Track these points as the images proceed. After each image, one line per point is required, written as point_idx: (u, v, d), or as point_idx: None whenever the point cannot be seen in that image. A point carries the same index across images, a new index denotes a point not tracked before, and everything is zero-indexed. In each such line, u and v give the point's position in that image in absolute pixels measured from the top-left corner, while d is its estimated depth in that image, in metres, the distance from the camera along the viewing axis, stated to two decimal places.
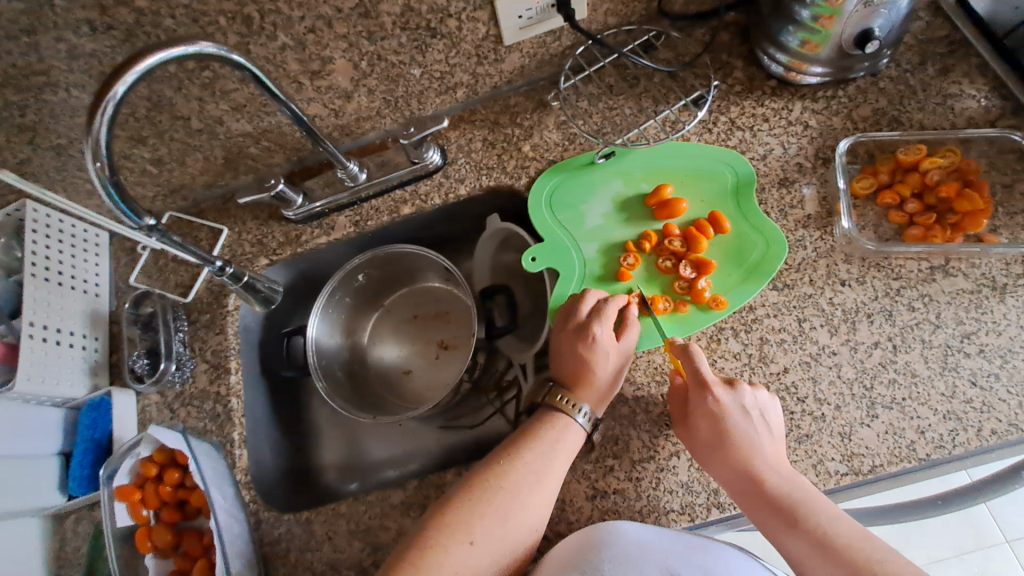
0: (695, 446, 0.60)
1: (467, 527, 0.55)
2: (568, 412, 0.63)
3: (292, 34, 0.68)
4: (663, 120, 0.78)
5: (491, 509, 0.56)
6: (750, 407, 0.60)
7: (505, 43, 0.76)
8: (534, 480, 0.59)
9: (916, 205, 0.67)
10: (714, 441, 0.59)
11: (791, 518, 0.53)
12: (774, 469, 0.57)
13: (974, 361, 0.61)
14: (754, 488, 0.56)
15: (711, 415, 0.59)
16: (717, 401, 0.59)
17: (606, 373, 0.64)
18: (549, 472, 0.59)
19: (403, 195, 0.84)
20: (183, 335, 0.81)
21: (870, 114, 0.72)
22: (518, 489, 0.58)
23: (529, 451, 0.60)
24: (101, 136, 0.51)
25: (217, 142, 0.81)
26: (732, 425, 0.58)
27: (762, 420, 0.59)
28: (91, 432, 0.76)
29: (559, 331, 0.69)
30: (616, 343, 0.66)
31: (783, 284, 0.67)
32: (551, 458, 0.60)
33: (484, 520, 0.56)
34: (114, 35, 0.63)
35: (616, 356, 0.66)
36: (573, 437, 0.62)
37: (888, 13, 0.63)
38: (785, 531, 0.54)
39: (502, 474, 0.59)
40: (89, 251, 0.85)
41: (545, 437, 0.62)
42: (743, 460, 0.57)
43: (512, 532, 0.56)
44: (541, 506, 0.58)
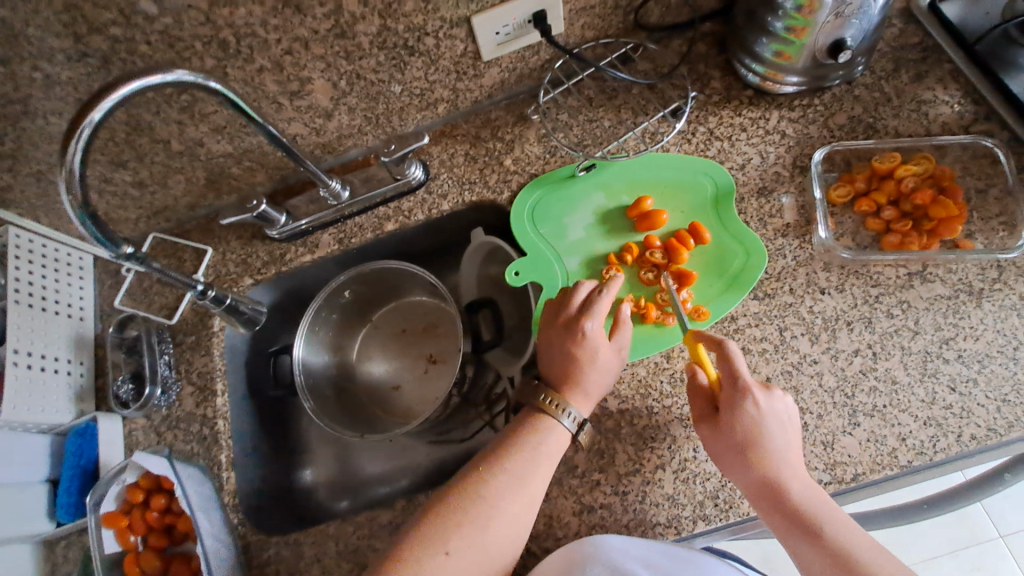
0: (721, 449, 0.59)
1: (445, 537, 0.54)
2: (553, 414, 0.62)
3: (268, 56, 0.68)
4: (642, 131, 0.78)
5: (470, 519, 0.55)
6: (782, 415, 0.59)
7: (483, 58, 0.76)
8: (516, 488, 0.58)
9: (893, 212, 0.68)
10: (746, 448, 0.57)
11: (814, 530, 0.53)
12: (799, 479, 0.57)
13: (953, 367, 0.62)
14: (778, 497, 0.56)
15: (746, 422, 0.58)
16: (754, 407, 0.58)
17: (594, 371, 0.64)
18: (531, 478, 0.59)
19: (387, 212, 0.84)
20: (169, 358, 0.81)
21: (846, 122, 0.73)
22: (498, 498, 0.57)
23: (511, 458, 0.60)
24: (75, 166, 0.51)
25: (199, 163, 0.81)
26: (767, 433, 0.57)
27: (790, 427, 0.59)
28: (77, 458, 0.75)
29: (550, 328, 0.68)
30: (608, 342, 0.65)
31: (764, 294, 0.68)
32: (534, 464, 0.59)
33: (463, 530, 0.55)
34: (90, 62, 0.63)
35: (607, 356, 0.65)
36: (557, 440, 0.62)
37: (860, 23, 0.64)
38: (805, 541, 0.54)
39: (483, 481, 0.58)
40: (73, 273, 0.85)
41: (527, 442, 0.61)
42: (771, 467, 0.57)
43: (492, 541, 0.55)
44: (521, 515, 0.57)
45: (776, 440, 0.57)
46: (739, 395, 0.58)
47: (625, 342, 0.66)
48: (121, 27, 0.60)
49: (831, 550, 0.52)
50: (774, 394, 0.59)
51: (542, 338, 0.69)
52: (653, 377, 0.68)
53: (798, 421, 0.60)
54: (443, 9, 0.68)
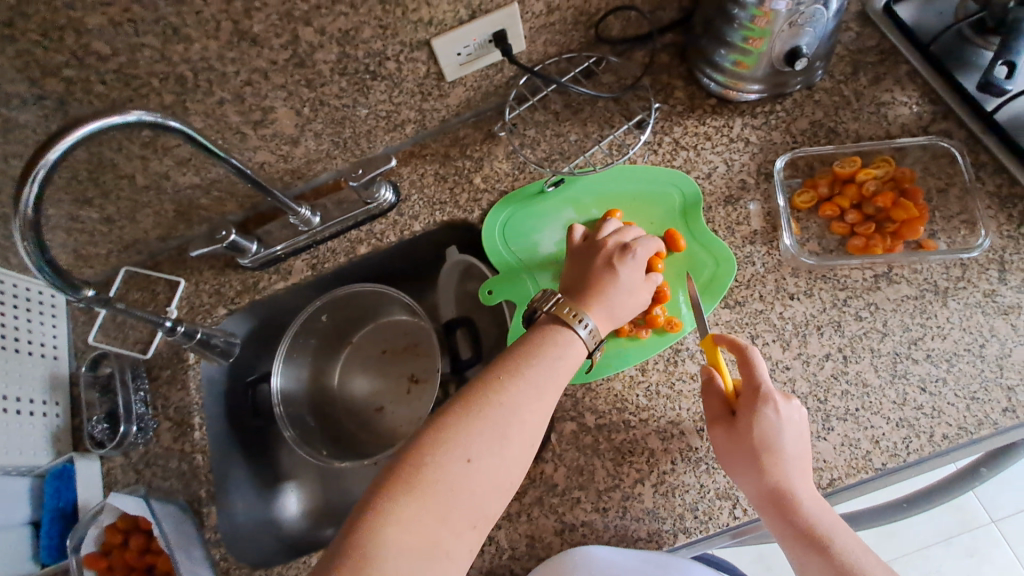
0: (733, 455, 0.59)
1: (464, 444, 0.49)
2: (569, 321, 0.59)
3: (229, 89, 0.68)
4: (608, 144, 0.78)
5: (490, 424, 0.51)
6: (795, 423, 0.58)
7: (447, 79, 0.76)
8: (534, 395, 0.54)
9: (856, 215, 0.68)
10: (760, 454, 0.57)
11: (820, 541, 0.53)
12: (808, 488, 0.56)
13: (922, 367, 0.62)
14: (787, 505, 0.55)
15: (762, 430, 0.57)
16: (771, 415, 0.57)
17: (620, 295, 0.62)
18: (549, 387, 0.55)
19: (359, 235, 0.84)
20: (144, 394, 0.80)
21: (808, 127, 0.73)
22: (517, 405, 0.52)
23: (529, 365, 0.55)
24: (29, 213, 0.50)
25: (167, 196, 0.80)
26: (781, 441, 0.57)
27: (802, 435, 0.58)
28: (56, 500, 0.76)
29: (580, 255, 0.67)
30: (642, 278, 0.64)
31: (735, 302, 0.68)
32: (553, 371, 0.56)
33: (482, 435, 0.50)
34: (46, 105, 0.63)
35: (633, 291, 0.63)
36: (572, 352, 0.58)
37: (814, 31, 0.65)
38: (811, 551, 0.53)
39: (501, 389, 0.53)
40: (45, 313, 0.84)
41: (545, 352, 0.57)
42: (783, 475, 0.56)
43: (512, 450, 0.51)
44: (538, 423, 0.53)
45: (790, 447, 0.57)
46: (756, 403, 0.58)
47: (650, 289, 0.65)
48: (74, 68, 0.60)
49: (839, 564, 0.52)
50: (791, 403, 0.58)
51: (571, 266, 0.68)
52: (629, 391, 0.68)
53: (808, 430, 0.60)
54: (402, 33, 0.68)
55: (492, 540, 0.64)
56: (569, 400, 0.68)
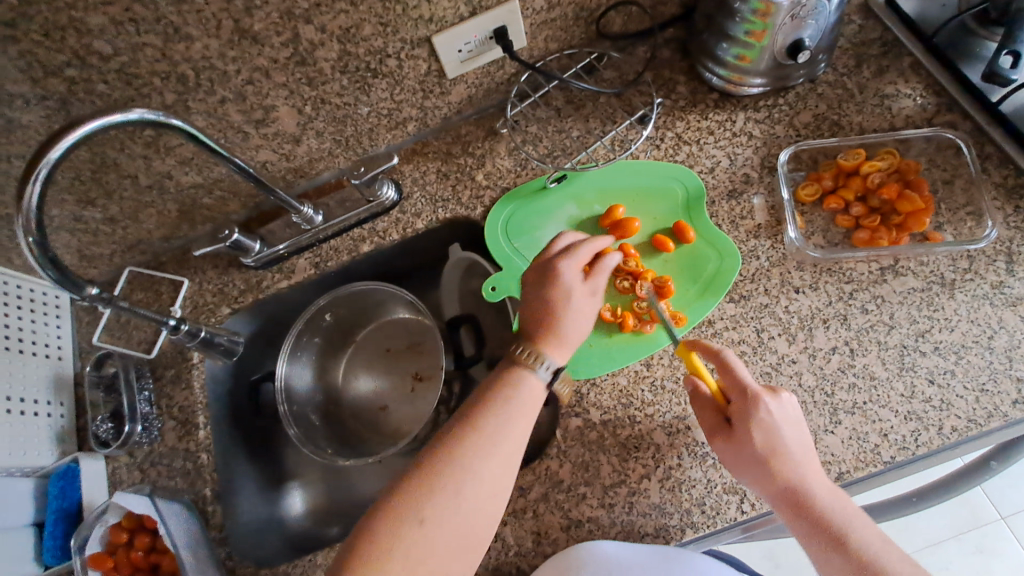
0: (740, 459, 0.58)
1: (418, 506, 0.50)
2: (528, 365, 0.59)
3: (230, 88, 0.68)
4: (610, 140, 0.78)
5: (444, 486, 0.51)
6: (791, 419, 0.58)
7: (448, 76, 0.76)
8: (489, 447, 0.53)
9: (861, 208, 0.68)
10: (765, 455, 0.56)
11: (838, 538, 0.52)
12: (820, 483, 0.56)
13: (930, 359, 0.62)
14: (800, 505, 0.55)
15: (761, 431, 0.57)
16: (767, 416, 0.57)
17: (570, 314, 0.61)
18: (506, 435, 0.54)
19: (362, 233, 0.84)
20: (149, 393, 0.80)
21: (811, 120, 0.73)
22: (471, 458, 0.52)
23: (484, 415, 0.55)
24: (32, 211, 0.50)
25: (169, 196, 0.80)
26: (782, 440, 0.57)
27: (803, 431, 0.58)
28: (60, 501, 0.74)
29: (527, 280, 0.65)
30: (584, 285, 0.63)
31: (740, 296, 0.68)
32: (509, 421, 0.55)
33: (436, 494, 0.50)
34: (48, 105, 0.63)
35: (582, 304, 0.62)
36: (534, 390, 0.58)
37: (816, 23, 0.64)
38: (831, 549, 0.52)
39: (455, 447, 0.53)
40: (49, 313, 0.84)
41: (501, 397, 0.56)
42: (791, 473, 0.56)
43: (471, 508, 0.51)
44: (499, 472, 0.53)
45: (792, 446, 0.57)
46: (750, 405, 0.58)
47: (599, 289, 0.63)
48: (76, 68, 0.60)
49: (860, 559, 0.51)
50: (783, 399, 0.58)
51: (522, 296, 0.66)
52: (634, 386, 0.67)
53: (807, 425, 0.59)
54: (402, 31, 0.68)
55: (498, 536, 0.64)
56: (574, 395, 0.68)
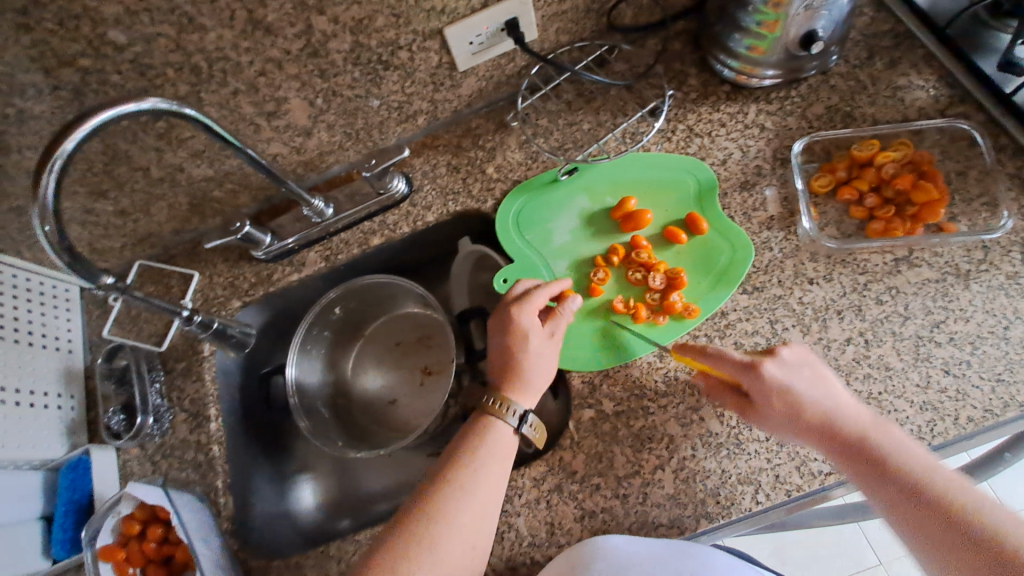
0: (770, 419, 0.59)
1: (395, 566, 0.52)
2: (500, 414, 0.61)
3: (242, 79, 0.68)
4: (622, 132, 0.78)
5: (422, 539, 0.53)
6: (800, 369, 0.59)
7: (459, 69, 0.76)
8: (462, 501, 0.56)
9: (875, 199, 0.68)
10: (785, 410, 0.57)
11: (878, 471, 0.52)
12: (850, 422, 0.55)
13: (945, 350, 0.62)
14: (836, 447, 0.55)
15: (773, 390, 0.58)
16: (773, 373, 0.58)
17: (533, 360, 0.64)
18: (478, 487, 0.57)
19: (372, 226, 0.84)
20: (160, 385, 0.80)
21: (824, 112, 0.73)
22: (445, 513, 0.54)
23: (456, 471, 0.57)
24: (49, 199, 0.50)
25: (180, 188, 0.80)
26: (796, 392, 0.57)
27: (818, 376, 0.58)
28: (71, 493, 0.74)
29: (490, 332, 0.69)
30: (543, 329, 0.66)
31: (753, 287, 0.68)
32: (482, 471, 0.58)
33: (411, 553, 0.52)
34: (62, 95, 0.63)
35: (545, 349, 0.65)
36: (506, 439, 0.61)
37: (829, 14, 0.64)
38: (876, 483, 0.52)
39: (431, 499, 0.56)
40: (59, 306, 0.84)
41: (469, 453, 0.59)
42: (819, 421, 0.56)
43: (450, 559, 0.53)
44: (476, 523, 0.55)
45: (809, 394, 0.57)
46: (752, 368, 0.59)
47: (559, 331, 0.66)
48: (90, 58, 0.60)
49: (903, 485, 0.50)
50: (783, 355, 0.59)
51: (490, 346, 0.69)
52: (646, 377, 0.67)
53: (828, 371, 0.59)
54: (414, 22, 0.68)
55: (512, 527, 0.64)
56: (586, 387, 0.68)
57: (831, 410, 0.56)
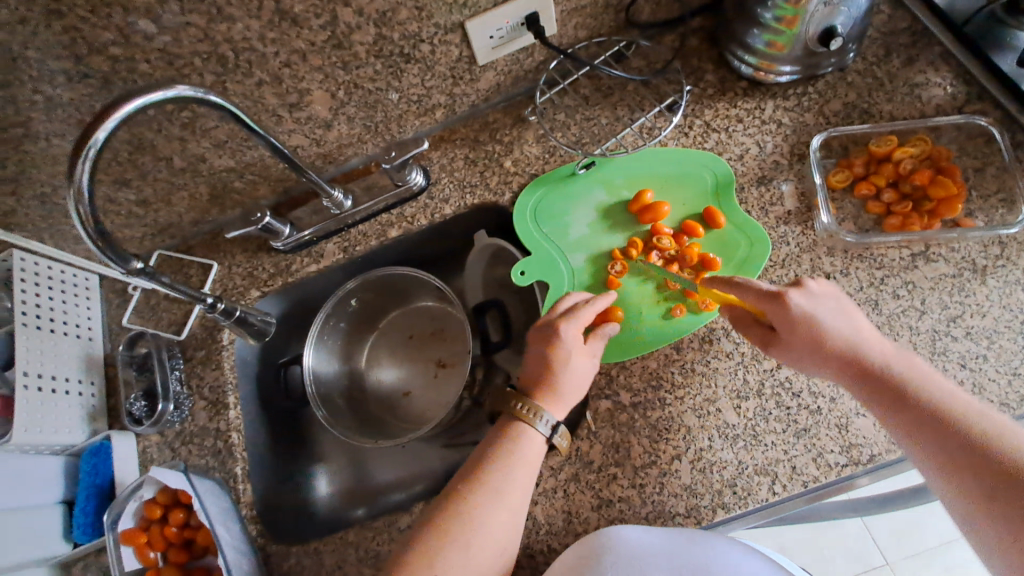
0: (790, 350, 0.61)
1: (429, 563, 0.54)
2: (528, 419, 0.61)
3: (267, 70, 0.69)
4: (639, 127, 0.79)
5: (453, 539, 0.55)
6: (826, 302, 0.59)
7: (478, 63, 0.76)
8: (492, 502, 0.57)
9: (893, 194, 0.69)
10: (807, 340, 0.59)
11: (897, 395, 0.53)
12: (872, 352, 0.56)
13: (962, 344, 0.63)
14: (855, 374, 0.56)
15: (797, 320, 0.59)
16: (799, 304, 0.59)
17: (569, 374, 0.63)
18: (507, 491, 0.58)
19: (390, 218, 0.84)
20: (180, 373, 0.81)
21: (841, 108, 0.74)
22: (477, 513, 0.56)
23: (486, 472, 0.58)
24: (83, 184, 0.51)
25: (201, 178, 0.81)
26: (820, 323, 0.58)
27: (842, 310, 0.59)
28: (92, 478, 0.75)
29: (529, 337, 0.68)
30: (583, 347, 0.65)
31: (770, 281, 0.69)
32: (512, 475, 0.58)
33: (444, 552, 0.54)
34: (91, 83, 0.64)
35: (581, 364, 0.64)
36: (534, 447, 0.61)
37: (848, 10, 0.65)
38: (892, 406, 0.53)
39: (462, 500, 0.57)
40: (80, 294, 0.85)
41: (499, 455, 0.60)
42: (841, 350, 0.57)
43: (479, 558, 0.55)
44: (506, 524, 0.57)
45: (831, 325, 0.58)
46: (778, 298, 0.60)
47: (599, 350, 0.66)
48: (121, 47, 0.61)
49: (921, 409, 0.51)
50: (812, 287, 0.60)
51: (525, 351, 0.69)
52: (664, 368, 0.68)
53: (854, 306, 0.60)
54: (437, 16, 0.69)
55: (529, 515, 0.64)
56: (604, 378, 0.69)
57: (853, 341, 0.57)
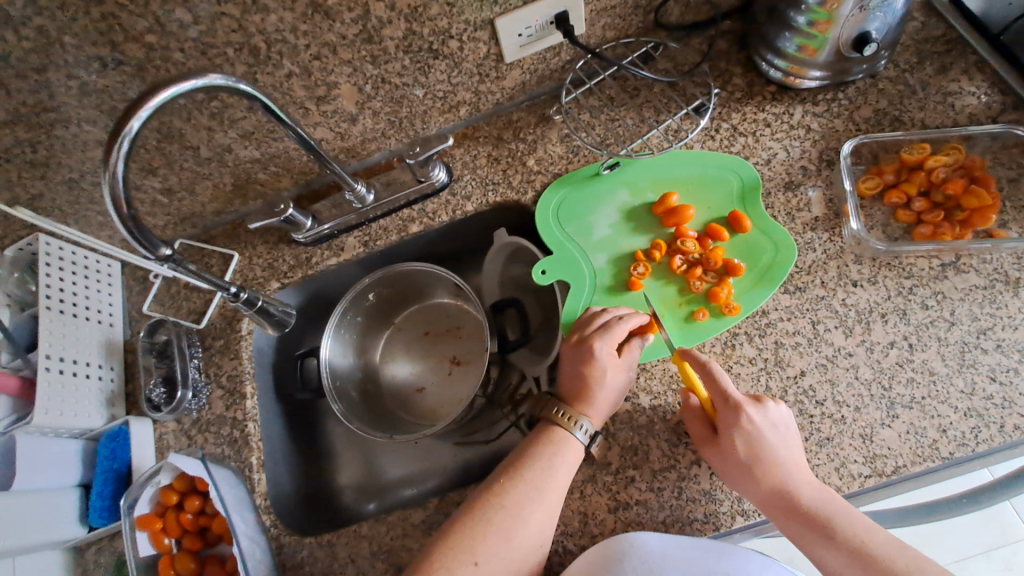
0: (730, 469, 0.60)
1: (471, 548, 0.56)
2: (566, 426, 0.63)
3: (298, 62, 0.69)
4: (665, 129, 0.78)
5: (494, 529, 0.57)
6: (779, 426, 0.60)
7: (506, 60, 0.76)
8: (534, 497, 0.59)
9: (924, 203, 0.69)
10: (752, 463, 0.58)
11: (831, 532, 0.54)
12: (803, 485, 0.57)
13: (992, 357, 0.63)
14: (793, 505, 0.56)
15: (749, 437, 0.59)
16: (753, 421, 0.59)
17: (604, 388, 0.64)
18: (549, 489, 0.59)
19: (411, 214, 0.84)
20: (198, 362, 0.81)
21: (871, 115, 0.73)
22: (519, 506, 0.58)
23: (530, 469, 0.60)
24: (118, 170, 0.51)
25: (227, 169, 0.82)
26: (770, 447, 0.58)
27: (791, 437, 0.60)
28: (110, 462, 0.75)
29: (564, 349, 0.69)
30: (618, 361, 0.65)
31: (795, 287, 0.69)
32: (551, 473, 0.60)
33: (486, 541, 0.56)
34: (125, 70, 0.65)
35: (615, 378, 0.65)
36: (572, 453, 0.62)
37: (884, 16, 0.64)
38: (824, 543, 0.54)
39: (502, 493, 0.59)
40: (102, 280, 0.86)
41: (542, 455, 0.62)
42: (776, 478, 0.57)
43: (517, 549, 0.56)
44: (545, 522, 0.58)
45: (778, 450, 0.59)
46: (736, 409, 0.60)
47: (633, 364, 0.66)
48: (156, 35, 0.62)
49: (853, 548, 0.53)
50: (769, 406, 0.60)
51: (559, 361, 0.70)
52: None
53: (795, 431, 0.61)
54: (468, 12, 0.68)
55: None
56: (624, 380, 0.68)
57: (788, 471, 0.58)
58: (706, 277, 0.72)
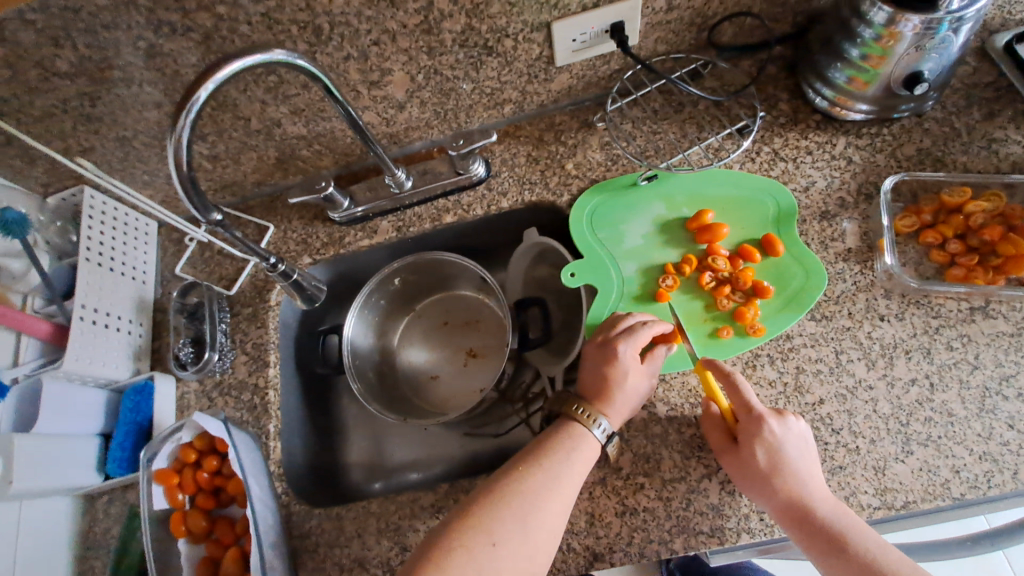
0: (748, 477, 0.61)
1: (490, 528, 0.56)
2: (584, 423, 0.64)
3: (357, 46, 0.71)
4: (706, 146, 0.79)
5: (510, 512, 0.57)
6: (799, 439, 0.61)
7: (557, 64, 0.77)
8: (551, 486, 0.60)
9: (959, 245, 0.69)
10: (770, 472, 0.59)
11: (842, 544, 0.55)
12: (818, 498, 0.58)
13: (1012, 405, 0.63)
14: (806, 516, 0.57)
15: (770, 446, 0.60)
16: (774, 432, 0.60)
17: (625, 390, 0.65)
18: (565, 480, 0.61)
19: (446, 204, 0.86)
20: (225, 326, 0.83)
21: (914, 153, 0.74)
22: (536, 493, 0.59)
23: (547, 459, 0.62)
24: (184, 133, 0.53)
25: (273, 142, 0.84)
26: (789, 457, 0.59)
27: (809, 452, 0.61)
28: (134, 415, 0.78)
29: (587, 350, 0.70)
30: (640, 366, 0.66)
31: (822, 315, 0.69)
32: (567, 467, 0.61)
33: (503, 522, 0.57)
34: (191, 37, 0.67)
35: (636, 382, 0.66)
36: (588, 449, 0.63)
37: (938, 57, 0.64)
38: (835, 555, 0.55)
39: (520, 479, 0.60)
40: (140, 238, 0.88)
41: (560, 448, 0.63)
42: (792, 488, 0.58)
43: (532, 535, 0.57)
44: (559, 512, 0.59)
45: (796, 462, 0.60)
46: (759, 420, 0.61)
47: (655, 371, 0.67)
48: (226, 6, 0.63)
49: (863, 561, 0.54)
50: (790, 419, 0.61)
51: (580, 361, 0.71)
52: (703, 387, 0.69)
53: (813, 445, 0.62)
54: (527, 13, 0.70)
55: None
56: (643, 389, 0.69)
57: (804, 483, 0.59)
58: (733, 296, 0.73)
